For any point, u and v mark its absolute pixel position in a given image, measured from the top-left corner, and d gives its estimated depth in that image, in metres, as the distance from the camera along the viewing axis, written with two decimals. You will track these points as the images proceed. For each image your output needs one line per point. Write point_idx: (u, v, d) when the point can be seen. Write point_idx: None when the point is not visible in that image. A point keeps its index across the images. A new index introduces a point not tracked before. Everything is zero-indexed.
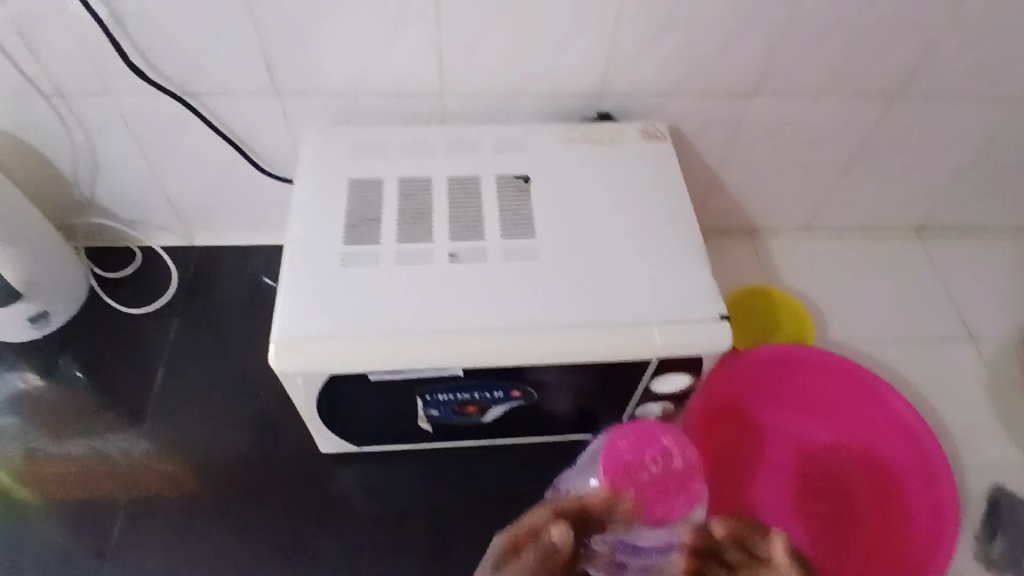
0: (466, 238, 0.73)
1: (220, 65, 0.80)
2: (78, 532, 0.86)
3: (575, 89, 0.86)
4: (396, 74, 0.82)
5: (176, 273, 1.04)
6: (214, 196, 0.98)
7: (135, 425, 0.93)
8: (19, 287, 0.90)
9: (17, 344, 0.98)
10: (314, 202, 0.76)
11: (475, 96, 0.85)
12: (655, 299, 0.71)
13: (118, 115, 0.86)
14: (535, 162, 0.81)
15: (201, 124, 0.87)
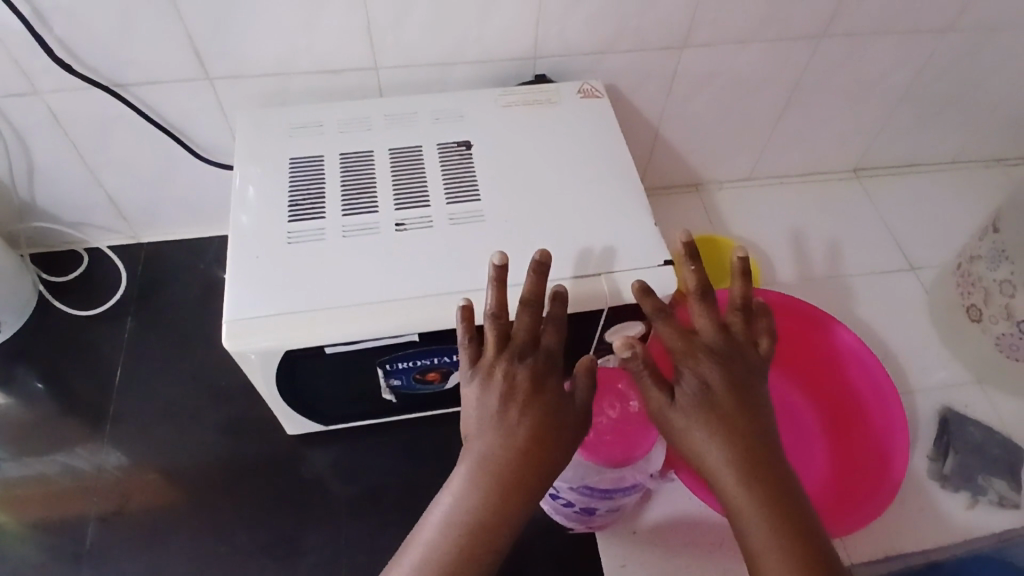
0: (411, 206, 0.74)
1: (148, 55, 0.79)
2: (49, 539, 0.85)
3: (508, 54, 0.86)
4: (328, 52, 0.82)
5: (127, 272, 1.03)
6: (157, 191, 0.97)
7: (96, 429, 0.92)
8: None
9: None
10: (256, 184, 0.75)
11: (409, 67, 0.86)
12: (600, 249, 0.72)
13: (50, 116, 0.84)
14: (474, 126, 0.81)
15: (136, 117, 0.86)
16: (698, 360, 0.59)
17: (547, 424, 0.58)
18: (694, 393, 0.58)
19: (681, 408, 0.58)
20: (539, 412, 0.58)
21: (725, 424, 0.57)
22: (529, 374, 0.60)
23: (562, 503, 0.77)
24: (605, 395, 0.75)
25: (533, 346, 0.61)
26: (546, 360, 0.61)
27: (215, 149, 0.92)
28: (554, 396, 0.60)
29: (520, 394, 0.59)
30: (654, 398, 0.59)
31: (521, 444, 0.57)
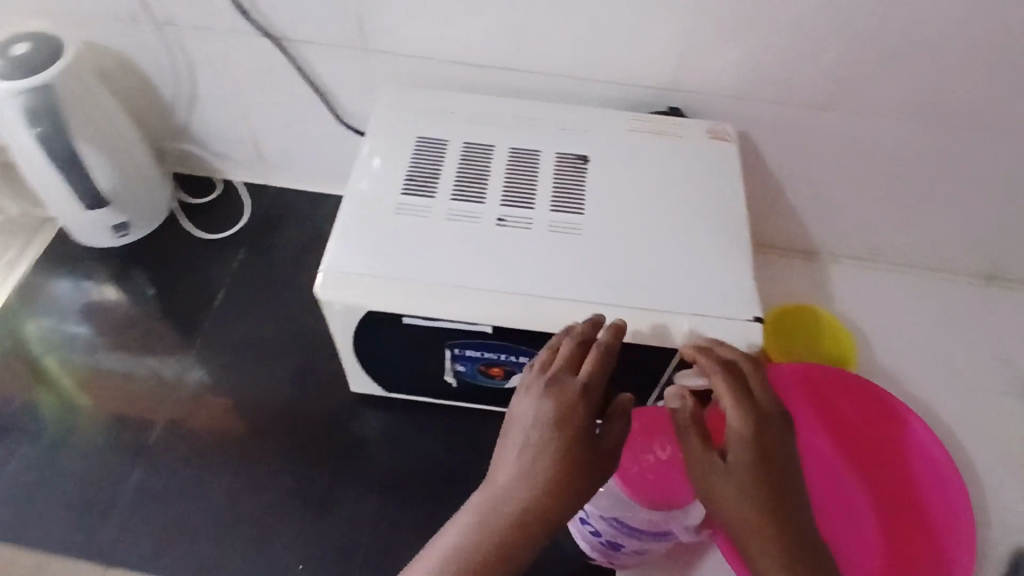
0: (517, 205, 0.76)
1: (315, 16, 0.86)
2: (122, 428, 0.93)
3: (646, 81, 0.87)
4: (476, 45, 0.86)
5: (250, 208, 1.11)
6: (294, 141, 1.04)
7: (188, 341, 1.00)
8: (111, 195, 0.96)
9: (98, 249, 1.06)
10: (380, 153, 0.80)
11: (548, 74, 0.88)
12: (689, 289, 0.71)
13: (220, 54, 0.93)
14: (596, 143, 0.82)
15: (292, 70, 0.93)
16: (746, 432, 0.56)
17: (578, 464, 0.56)
18: (740, 469, 0.55)
19: (725, 485, 0.56)
20: (572, 456, 0.56)
21: (768, 513, 0.54)
22: (569, 412, 0.58)
23: (590, 531, 0.75)
24: (658, 434, 0.74)
25: (578, 382, 0.59)
26: (591, 400, 0.59)
27: (353, 114, 0.98)
28: (591, 441, 0.57)
29: (557, 432, 0.57)
30: (698, 463, 0.57)
31: (547, 487, 0.55)
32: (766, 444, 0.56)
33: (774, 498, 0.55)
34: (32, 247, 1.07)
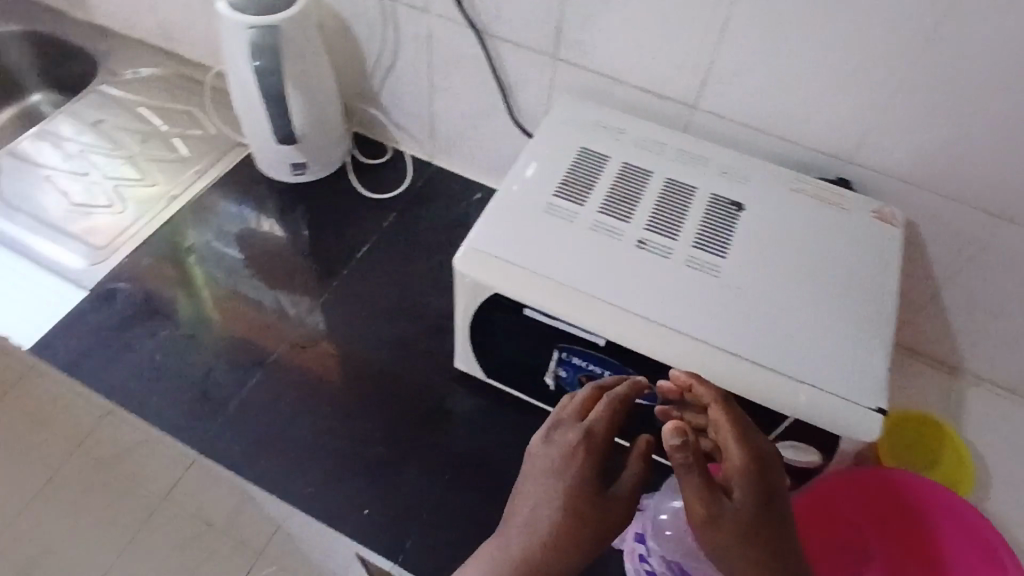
0: (660, 232, 0.76)
1: (519, 16, 0.91)
2: (249, 339, 1.00)
3: (822, 147, 0.86)
4: (662, 74, 0.88)
5: (411, 179, 1.18)
6: (466, 127, 1.11)
7: (325, 281, 1.07)
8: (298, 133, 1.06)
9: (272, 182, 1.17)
10: (544, 155, 0.84)
11: (723, 118, 0.89)
12: (813, 360, 0.69)
13: (426, 33, 1.01)
14: (755, 194, 0.82)
15: (483, 61, 0.99)
16: (749, 478, 0.59)
17: (581, 512, 0.64)
18: (743, 512, 0.58)
19: (730, 528, 0.57)
20: (574, 500, 0.64)
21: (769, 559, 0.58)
22: (575, 459, 0.66)
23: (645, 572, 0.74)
24: None
25: (585, 427, 0.67)
26: (596, 449, 0.66)
27: (526, 115, 1.03)
28: (594, 489, 0.65)
29: (561, 482, 0.65)
30: (702, 503, 0.57)
31: (549, 532, 0.64)
32: (761, 488, 0.59)
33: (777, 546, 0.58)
34: (222, 161, 1.18)
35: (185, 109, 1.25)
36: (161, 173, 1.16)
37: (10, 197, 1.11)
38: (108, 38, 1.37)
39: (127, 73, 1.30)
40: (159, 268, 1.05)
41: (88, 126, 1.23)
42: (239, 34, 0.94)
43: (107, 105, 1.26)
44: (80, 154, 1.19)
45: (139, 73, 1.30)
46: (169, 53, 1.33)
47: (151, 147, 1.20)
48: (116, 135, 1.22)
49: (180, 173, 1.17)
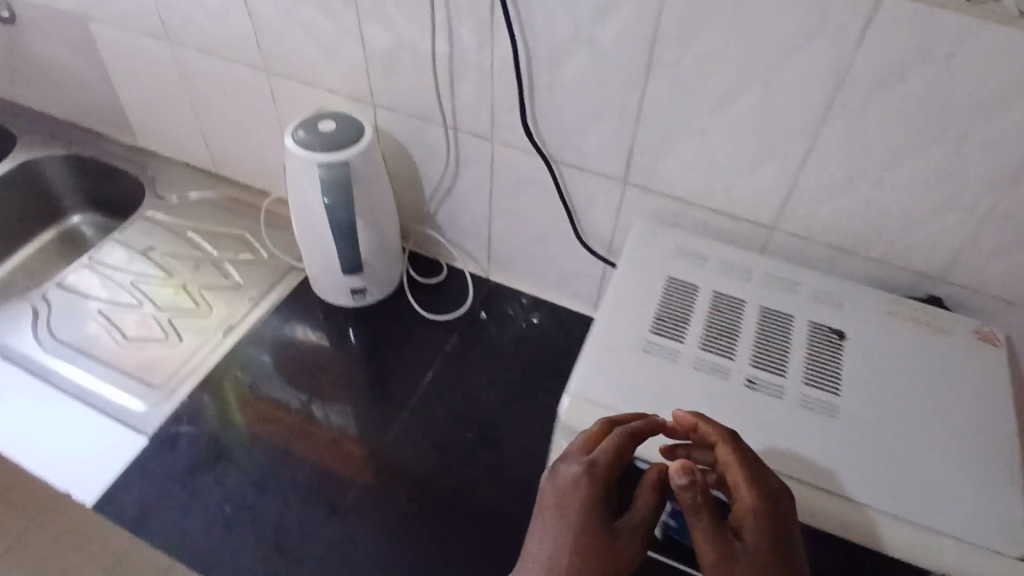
0: (767, 368, 0.74)
1: (590, 146, 0.91)
2: (318, 482, 0.93)
3: (909, 265, 0.85)
4: (739, 199, 0.87)
5: (470, 297, 1.16)
6: (527, 246, 1.11)
7: (391, 412, 1.02)
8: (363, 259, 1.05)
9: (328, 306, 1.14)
10: (631, 286, 0.82)
11: (804, 240, 0.88)
12: (954, 507, 0.65)
13: (489, 159, 1.01)
14: (852, 320, 0.80)
15: (550, 185, 0.99)
16: (762, 522, 0.57)
17: (588, 546, 0.57)
18: (756, 556, 0.55)
19: (745, 574, 0.53)
20: (578, 539, 0.58)
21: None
22: (581, 491, 0.60)
23: None
24: None
25: (587, 461, 0.62)
26: (600, 481, 0.61)
27: (592, 234, 1.03)
28: (603, 525, 0.59)
29: (567, 517, 0.59)
30: (716, 549, 0.54)
31: (557, 574, 0.57)
32: (776, 529, 0.57)
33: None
34: (278, 287, 1.17)
35: (236, 233, 1.24)
36: (216, 301, 1.14)
37: (61, 335, 1.08)
38: (152, 162, 1.37)
39: (173, 197, 1.30)
40: (220, 406, 1.00)
41: (138, 254, 1.21)
42: (309, 170, 0.94)
43: (156, 231, 1.25)
44: (131, 284, 1.17)
45: (186, 197, 1.30)
46: (215, 175, 1.32)
47: (205, 274, 1.18)
48: (167, 262, 1.20)
49: (236, 301, 1.14)
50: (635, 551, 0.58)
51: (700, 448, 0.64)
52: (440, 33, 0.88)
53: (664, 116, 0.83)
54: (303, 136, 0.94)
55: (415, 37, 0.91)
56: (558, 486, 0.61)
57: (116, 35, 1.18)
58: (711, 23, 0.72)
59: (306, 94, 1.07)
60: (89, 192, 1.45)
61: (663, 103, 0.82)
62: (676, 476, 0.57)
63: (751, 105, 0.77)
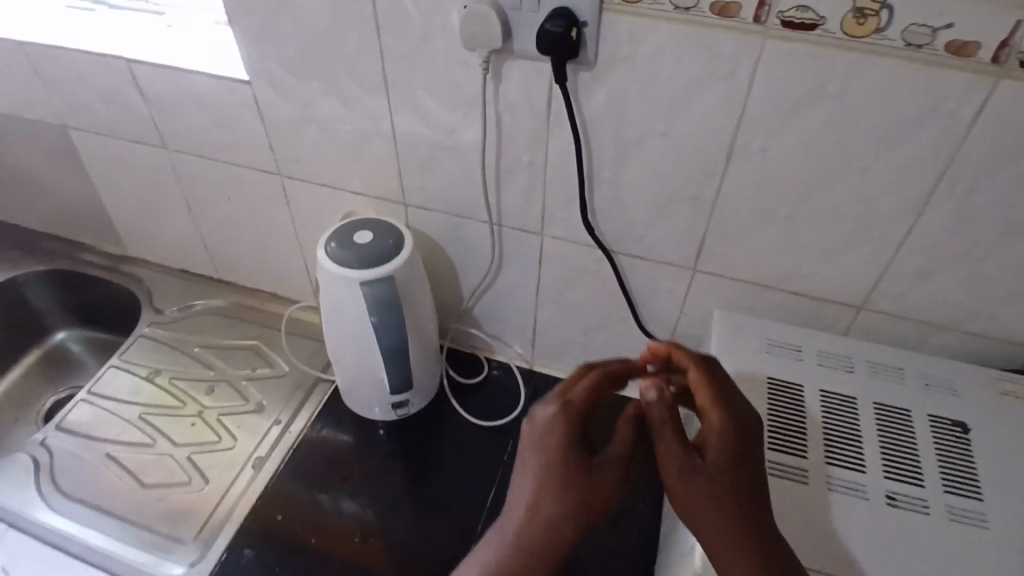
0: (903, 480, 0.68)
1: (655, 235, 0.84)
2: None
3: (1012, 337, 0.79)
4: (822, 282, 0.82)
5: (522, 396, 1.06)
6: (576, 337, 1.02)
7: (461, 541, 0.89)
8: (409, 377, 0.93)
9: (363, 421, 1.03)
10: (733, 395, 0.74)
11: (896, 317, 0.82)
12: None
13: (537, 253, 0.92)
14: (970, 407, 0.75)
15: (608, 275, 0.91)
16: (723, 437, 0.60)
17: (563, 475, 0.61)
18: (718, 469, 0.58)
19: (699, 484, 0.57)
20: (554, 473, 0.61)
21: (742, 509, 0.56)
22: (555, 431, 0.63)
23: None
24: None
25: (561, 402, 0.65)
26: (574, 417, 0.64)
27: (655, 321, 0.94)
28: (581, 461, 0.62)
29: (545, 454, 0.62)
30: (678, 462, 0.58)
31: (540, 507, 0.60)
32: (739, 442, 0.60)
33: (752, 506, 0.57)
34: (306, 403, 1.05)
35: (250, 344, 1.13)
36: (239, 428, 1.02)
37: (70, 488, 0.95)
38: (144, 269, 1.25)
39: (174, 308, 1.18)
40: (264, 558, 0.87)
41: (143, 381, 1.09)
42: (351, 289, 0.84)
43: (160, 351, 1.13)
44: (140, 417, 1.04)
45: (189, 306, 1.18)
46: (219, 279, 1.21)
47: (221, 396, 1.06)
48: (177, 386, 1.08)
49: (260, 425, 1.02)
50: (616, 478, 0.62)
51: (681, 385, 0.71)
52: (485, 130, 0.80)
53: (745, 203, 0.76)
54: (336, 252, 0.85)
55: (455, 134, 0.82)
56: (541, 427, 0.64)
57: (101, 142, 1.07)
58: (805, 111, 0.67)
59: (325, 195, 0.97)
60: (72, 306, 1.31)
61: (743, 192, 0.75)
62: (645, 390, 0.62)
63: (845, 189, 0.72)
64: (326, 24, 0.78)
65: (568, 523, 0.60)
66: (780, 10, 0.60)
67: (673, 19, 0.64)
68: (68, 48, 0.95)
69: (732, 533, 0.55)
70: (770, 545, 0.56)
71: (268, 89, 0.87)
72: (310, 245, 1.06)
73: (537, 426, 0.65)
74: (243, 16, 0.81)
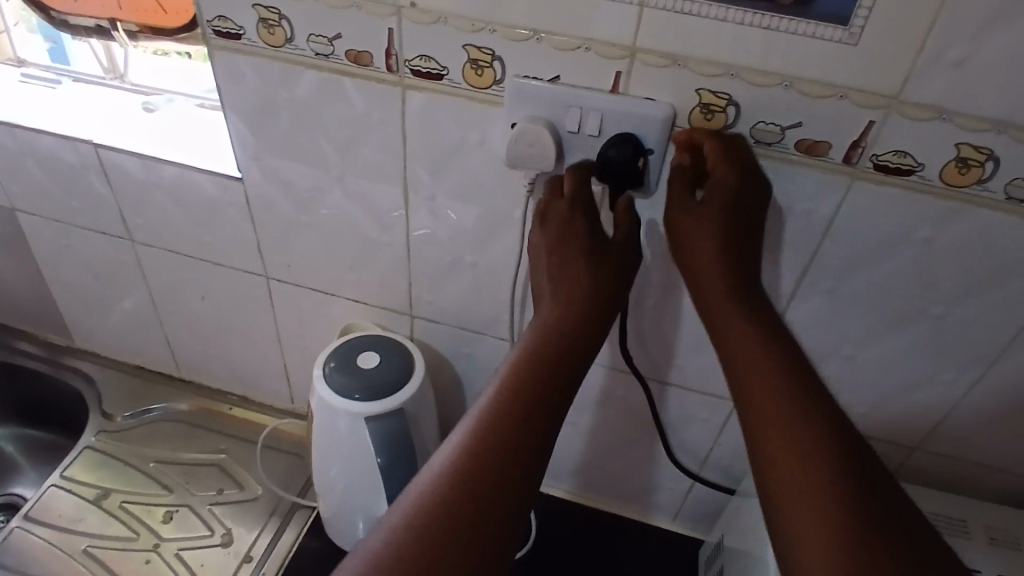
0: None
1: (699, 364, 0.74)
2: None
3: None
4: (879, 420, 0.74)
5: (533, 532, 0.91)
6: (593, 463, 0.90)
7: None
8: None
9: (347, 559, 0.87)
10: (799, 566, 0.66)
11: (949, 457, 0.75)
12: None
13: None
14: None
15: (639, 402, 0.81)
16: (727, 193, 0.55)
17: (578, 265, 0.54)
18: (718, 184, 0.55)
19: (713, 208, 0.55)
20: (569, 262, 0.55)
21: (750, 296, 0.54)
22: (566, 225, 0.56)
23: None
24: None
25: (566, 194, 0.57)
26: (582, 208, 0.57)
27: (686, 455, 0.84)
28: (592, 246, 0.55)
29: (558, 255, 0.55)
30: (697, 229, 0.55)
31: (556, 313, 0.53)
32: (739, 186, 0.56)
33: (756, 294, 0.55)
34: (283, 534, 0.90)
35: (218, 460, 0.98)
36: (202, 567, 0.87)
37: None
38: (93, 364, 1.10)
39: (126, 416, 1.03)
40: None
41: (88, 504, 0.93)
42: (355, 425, 0.72)
43: (110, 468, 0.97)
44: (84, 552, 0.88)
45: (146, 412, 1.04)
46: (181, 378, 1.07)
47: (181, 525, 0.91)
48: (129, 512, 0.92)
49: (227, 563, 0.87)
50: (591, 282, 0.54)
51: (692, 169, 0.57)
52: (516, 248, 0.71)
53: (804, 340, 0.69)
54: (335, 376, 0.74)
55: (478, 249, 0.73)
56: (555, 227, 0.57)
57: (55, 230, 0.93)
58: (884, 258, 0.61)
59: (314, 301, 0.86)
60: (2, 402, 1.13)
61: (802, 326, 0.68)
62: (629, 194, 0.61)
63: (915, 334, 0.65)
64: (340, 127, 0.68)
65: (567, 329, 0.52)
66: (874, 153, 0.55)
67: (753, 153, 0.58)
68: (23, 127, 0.82)
69: (729, 310, 0.53)
70: (784, 340, 0.51)
71: (261, 189, 0.77)
72: (291, 349, 0.93)
73: (548, 226, 0.57)
74: (236, 109, 0.71)
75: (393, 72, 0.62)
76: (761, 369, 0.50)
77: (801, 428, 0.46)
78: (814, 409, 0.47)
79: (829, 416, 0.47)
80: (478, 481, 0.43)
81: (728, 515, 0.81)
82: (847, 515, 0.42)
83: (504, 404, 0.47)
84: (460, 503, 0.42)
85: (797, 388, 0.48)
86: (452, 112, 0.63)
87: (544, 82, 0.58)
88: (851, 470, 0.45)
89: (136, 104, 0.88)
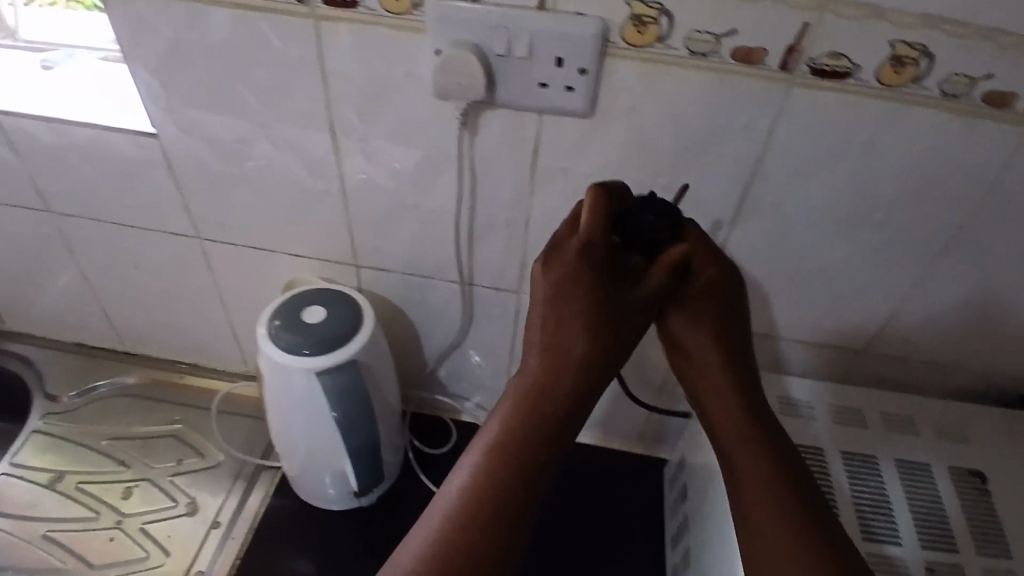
0: (940, 551, 0.64)
1: None
2: None
3: (1012, 373, 0.76)
4: (828, 328, 0.75)
5: None
6: None
7: None
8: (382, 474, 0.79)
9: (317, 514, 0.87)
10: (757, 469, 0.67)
11: (894, 359, 0.77)
12: None
13: (512, 309, 0.80)
14: (983, 452, 0.71)
15: None
16: (715, 298, 0.59)
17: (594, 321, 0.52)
18: (708, 280, 0.59)
19: (705, 310, 0.59)
20: (581, 314, 0.52)
21: (742, 384, 0.59)
22: (582, 268, 0.53)
23: None
24: None
25: (582, 237, 0.53)
26: (599, 251, 0.53)
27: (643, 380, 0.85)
28: (607, 300, 0.53)
29: (573, 301, 0.52)
30: (689, 329, 0.59)
31: (557, 380, 0.52)
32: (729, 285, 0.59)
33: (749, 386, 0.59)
34: (249, 498, 0.89)
35: (174, 431, 0.96)
36: (170, 538, 0.85)
37: None
38: (30, 345, 1.05)
39: (73, 396, 0.99)
40: None
41: (43, 489, 0.90)
42: (310, 382, 0.70)
43: (61, 450, 0.94)
44: (44, 537, 0.85)
45: (94, 390, 1.00)
46: (125, 351, 1.03)
47: (143, 499, 0.89)
48: (88, 492, 0.90)
49: (196, 531, 0.86)
50: (588, 334, 0.52)
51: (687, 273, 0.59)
52: (456, 185, 0.68)
53: (751, 255, 0.69)
54: (281, 334, 0.71)
55: (417, 190, 0.70)
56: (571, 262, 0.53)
57: None
58: (827, 166, 0.61)
59: (254, 258, 0.82)
60: None
61: (749, 240, 0.68)
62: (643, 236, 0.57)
63: (859, 239, 0.66)
64: (256, 69, 0.64)
65: (573, 378, 0.52)
66: (811, 56, 0.54)
67: (689, 66, 0.56)
68: None
69: (723, 406, 0.58)
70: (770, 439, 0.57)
71: (181, 145, 0.72)
72: (237, 310, 0.90)
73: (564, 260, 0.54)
74: (139, 56, 0.65)
75: (305, 3, 0.58)
76: (753, 465, 0.55)
77: (783, 516, 0.52)
78: (795, 504, 0.52)
79: (817, 518, 0.52)
80: (464, 550, 0.47)
81: (687, 434, 0.82)
82: (816, 568, 0.49)
83: (495, 461, 0.50)
84: (455, 551, 0.47)
85: (784, 492, 0.53)
86: (373, 44, 0.59)
87: (467, 3, 0.55)
88: (816, 523, 0.51)
89: (34, 62, 0.81)
